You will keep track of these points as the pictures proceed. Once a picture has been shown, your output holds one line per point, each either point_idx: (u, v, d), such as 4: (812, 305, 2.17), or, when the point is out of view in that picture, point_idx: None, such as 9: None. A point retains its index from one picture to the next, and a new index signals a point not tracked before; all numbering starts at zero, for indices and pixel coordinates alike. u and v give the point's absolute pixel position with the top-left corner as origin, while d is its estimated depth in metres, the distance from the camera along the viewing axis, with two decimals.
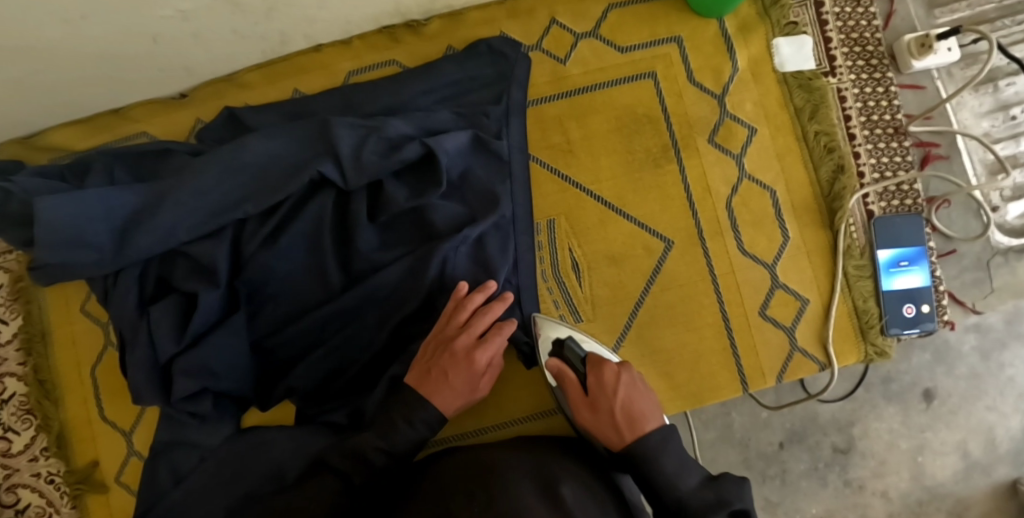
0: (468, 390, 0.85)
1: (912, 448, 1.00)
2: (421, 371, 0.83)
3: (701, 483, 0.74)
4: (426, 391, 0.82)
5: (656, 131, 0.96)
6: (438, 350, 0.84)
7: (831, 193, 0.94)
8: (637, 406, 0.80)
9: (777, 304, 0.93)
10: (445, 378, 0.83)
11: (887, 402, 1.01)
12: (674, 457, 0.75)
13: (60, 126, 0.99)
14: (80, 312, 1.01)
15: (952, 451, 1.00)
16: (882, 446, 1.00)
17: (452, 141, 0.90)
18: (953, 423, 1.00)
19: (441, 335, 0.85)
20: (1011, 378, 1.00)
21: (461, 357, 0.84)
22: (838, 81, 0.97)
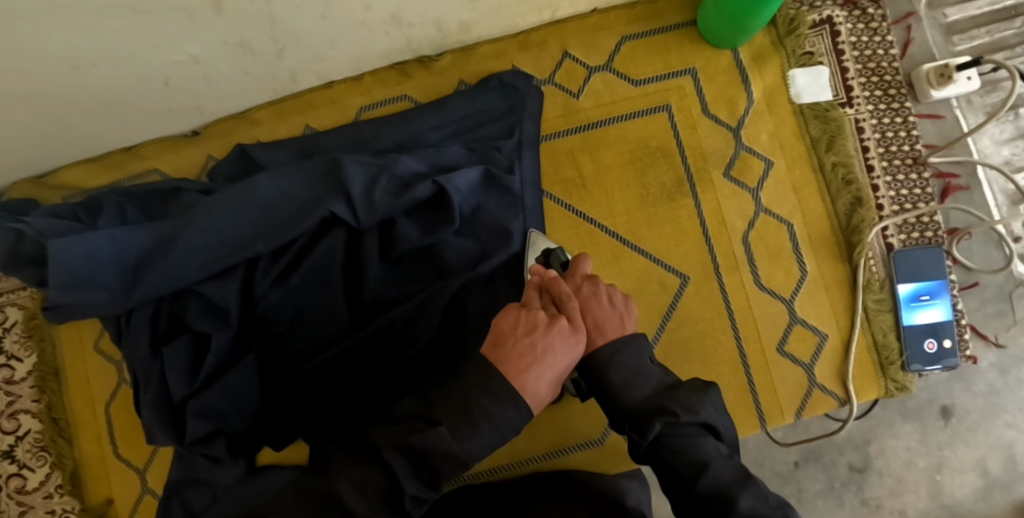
0: (554, 382, 0.73)
1: (930, 466, 0.97)
2: (516, 351, 0.72)
3: (652, 394, 0.72)
4: (526, 373, 0.71)
5: (671, 164, 0.95)
6: (535, 330, 0.73)
7: (850, 226, 0.93)
8: (605, 311, 0.76)
9: (795, 340, 0.92)
10: (545, 360, 0.72)
11: (904, 419, 0.98)
12: (625, 366, 0.73)
13: (71, 165, 0.99)
14: (94, 349, 1.01)
15: (971, 469, 0.97)
16: (900, 465, 0.98)
17: (464, 179, 0.89)
18: (972, 440, 0.97)
19: (528, 314, 0.75)
20: None
21: (563, 340, 0.74)
22: (855, 111, 0.96)
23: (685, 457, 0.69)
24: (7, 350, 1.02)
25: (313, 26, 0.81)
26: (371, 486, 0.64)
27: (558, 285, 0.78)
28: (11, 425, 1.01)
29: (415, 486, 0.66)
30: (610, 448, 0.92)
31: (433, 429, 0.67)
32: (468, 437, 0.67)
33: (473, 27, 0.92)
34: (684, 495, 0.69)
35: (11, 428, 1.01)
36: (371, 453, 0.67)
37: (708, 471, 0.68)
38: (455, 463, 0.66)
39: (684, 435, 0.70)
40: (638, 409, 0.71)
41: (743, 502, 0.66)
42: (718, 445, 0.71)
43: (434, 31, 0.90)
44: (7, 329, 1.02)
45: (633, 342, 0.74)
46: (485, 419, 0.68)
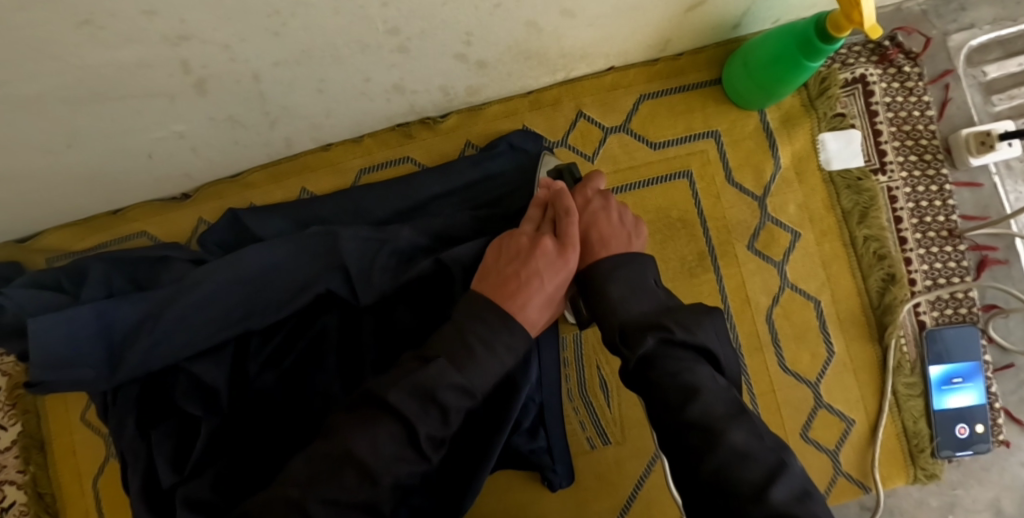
0: (545, 300, 0.71)
1: (941, 506, 0.89)
2: (503, 277, 0.71)
3: (650, 310, 0.66)
4: (513, 298, 0.69)
5: (691, 236, 0.89)
6: (519, 256, 0.72)
7: (880, 305, 0.87)
8: (602, 227, 0.74)
9: (819, 426, 0.87)
10: (533, 283, 0.70)
11: None
12: (625, 281, 0.69)
13: (55, 228, 0.92)
14: (80, 420, 0.95)
15: (985, 509, 0.89)
16: (910, 504, 0.89)
17: (465, 253, 0.82)
18: (984, 479, 0.89)
19: (515, 240, 0.74)
20: None
21: (550, 262, 0.72)
22: (888, 178, 0.89)
23: (675, 381, 0.60)
24: None
25: (307, 98, 0.75)
26: (386, 438, 0.60)
27: (560, 198, 0.76)
28: None
29: (428, 425, 0.62)
30: None
31: (432, 364, 0.63)
32: (468, 367, 0.64)
33: (481, 90, 0.86)
34: (672, 426, 0.60)
35: None
36: (374, 403, 0.62)
37: (699, 397, 0.59)
38: (460, 392, 0.63)
39: (679, 358, 0.61)
40: (632, 325, 0.65)
41: (733, 434, 0.57)
42: (718, 377, 0.61)
43: (439, 95, 0.84)
44: None
45: (628, 262, 0.70)
46: (479, 343, 0.65)
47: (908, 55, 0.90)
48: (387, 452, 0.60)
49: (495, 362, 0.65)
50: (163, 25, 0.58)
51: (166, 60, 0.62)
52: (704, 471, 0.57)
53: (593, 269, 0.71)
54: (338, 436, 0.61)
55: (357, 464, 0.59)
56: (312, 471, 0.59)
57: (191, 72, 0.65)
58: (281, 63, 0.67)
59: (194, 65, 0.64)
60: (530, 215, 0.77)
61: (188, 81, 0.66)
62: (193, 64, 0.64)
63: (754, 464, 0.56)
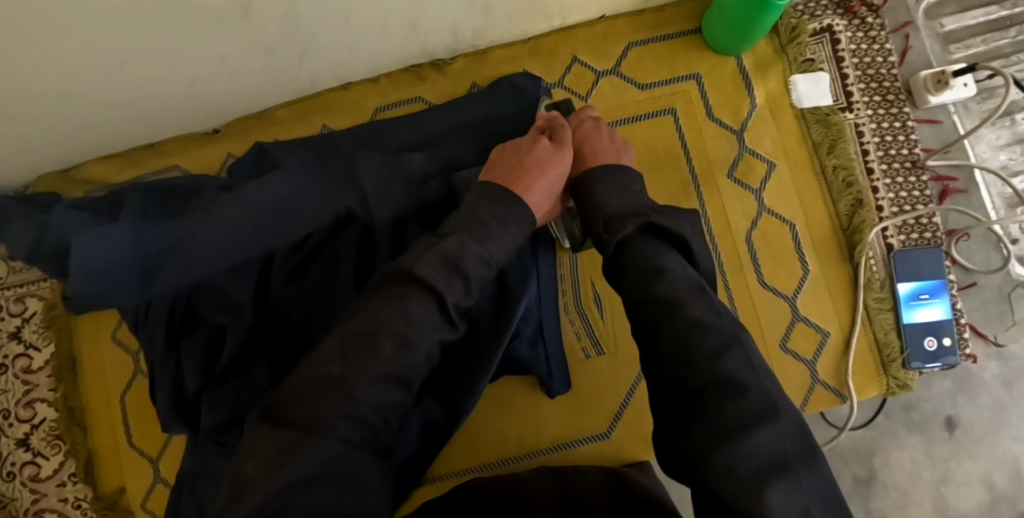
0: (545, 191, 0.83)
1: (934, 478, 0.96)
2: (511, 166, 0.82)
3: (629, 206, 0.76)
4: (518, 183, 0.81)
5: (676, 167, 0.97)
6: (523, 152, 0.84)
7: (850, 227, 0.95)
8: (598, 143, 0.86)
9: (797, 338, 0.94)
10: (536, 172, 0.82)
11: (908, 431, 0.97)
12: (612, 184, 0.80)
13: (96, 160, 1.02)
14: (111, 339, 1.02)
15: (976, 482, 0.96)
16: (904, 478, 0.97)
17: (473, 175, 0.93)
18: (976, 453, 0.96)
19: (519, 143, 0.86)
20: None
21: (549, 160, 0.84)
22: (855, 116, 0.98)
23: (646, 262, 0.69)
24: (27, 340, 1.04)
25: (334, 29, 0.85)
26: (416, 305, 0.68)
27: (557, 118, 0.88)
28: (28, 413, 1.03)
29: (454, 292, 0.70)
30: (615, 442, 0.93)
31: (451, 239, 0.72)
32: (484, 237, 0.74)
33: (486, 33, 0.96)
34: (641, 301, 0.68)
35: (27, 416, 1.03)
36: (401, 277, 0.69)
37: (666, 275, 0.68)
38: (481, 262, 0.73)
39: (650, 244, 0.71)
40: (614, 217, 0.75)
41: (692, 307, 0.66)
42: (684, 263, 0.70)
43: (449, 34, 0.94)
44: (27, 318, 1.05)
45: (616, 170, 0.82)
46: (495, 220, 0.76)
47: (870, 7, 1.00)
48: (420, 318, 0.67)
49: (506, 233, 0.76)
50: None
51: None
52: (664, 339, 0.65)
53: (587, 172, 0.83)
54: (371, 312, 0.66)
55: (393, 331, 0.66)
56: (350, 340, 0.65)
57: None
58: None
59: None
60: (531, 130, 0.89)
61: (235, 4, 0.76)
62: None
63: (708, 332, 0.64)
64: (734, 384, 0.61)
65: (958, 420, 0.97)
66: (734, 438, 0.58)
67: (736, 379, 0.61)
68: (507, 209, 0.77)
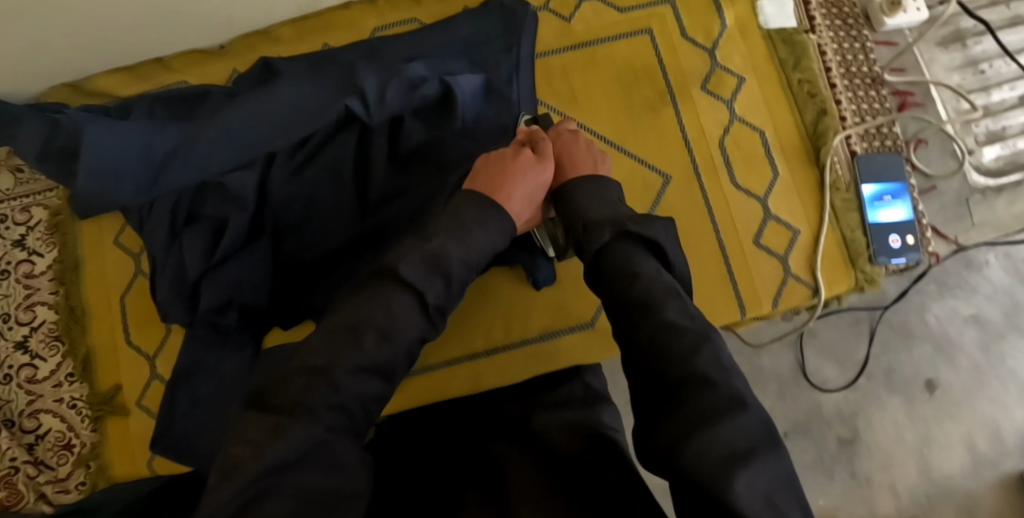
0: (525, 199, 0.81)
1: (917, 438, 1.08)
2: (492, 175, 0.80)
3: (608, 214, 0.75)
4: (499, 191, 0.79)
5: (653, 80, 1.04)
6: (506, 160, 0.82)
7: (816, 133, 1.02)
8: (578, 152, 0.85)
9: (770, 234, 0.99)
10: (518, 181, 0.80)
11: (889, 393, 1.09)
12: (592, 194, 0.79)
13: (107, 73, 1.07)
14: (113, 242, 1.06)
15: (957, 442, 1.08)
16: (891, 441, 1.08)
17: (467, 83, 0.98)
18: (955, 414, 1.08)
19: (500, 152, 0.84)
20: (1011, 369, 1.09)
21: (531, 168, 0.82)
22: (818, 37, 1.06)
23: (623, 268, 0.68)
24: (30, 247, 1.08)
25: None
26: (400, 307, 0.67)
27: (537, 131, 0.86)
28: (28, 316, 1.06)
29: (435, 293, 0.70)
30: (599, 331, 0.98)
31: (435, 242, 0.72)
32: (465, 240, 0.73)
33: None
34: (619, 303, 0.66)
35: (27, 319, 1.06)
36: (387, 278, 0.69)
37: (641, 279, 0.66)
38: (464, 265, 0.72)
39: (628, 249, 0.69)
40: (594, 223, 0.73)
41: (667, 312, 0.63)
42: (661, 268, 0.68)
43: None
44: (32, 226, 1.08)
45: (598, 181, 0.81)
46: (475, 225, 0.74)
47: None
48: (402, 317, 0.67)
49: (487, 238, 0.75)
50: None
51: None
52: (641, 337, 0.63)
53: (569, 183, 0.82)
54: (357, 307, 0.67)
55: (376, 327, 0.65)
56: (331, 336, 0.65)
57: None
58: None
59: None
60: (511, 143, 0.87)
61: None
62: None
63: (684, 334, 0.62)
64: (705, 380, 0.59)
65: (938, 383, 1.09)
66: (701, 425, 0.56)
67: (708, 376, 0.59)
68: (490, 211, 0.76)
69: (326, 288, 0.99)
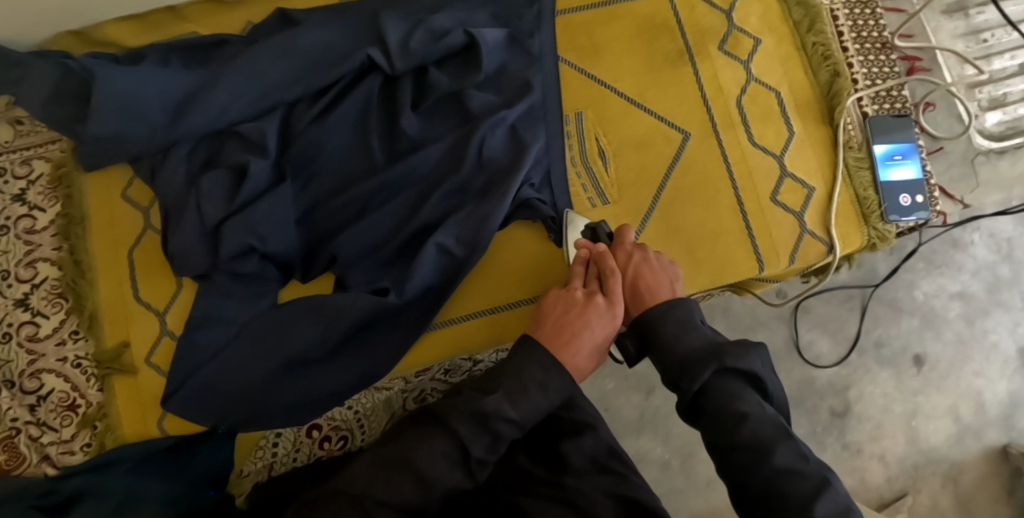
0: (597, 342, 0.81)
1: (905, 411, 1.30)
2: (558, 326, 0.81)
3: (699, 347, 0.75)
4: (568, 346, 0.80)
5: (673, 37, 1.05)
6: (573, 308, 0.83)
7: (830, 93, 1.04)
8: (650, 277, 0.84)
9: (786, 191, 1.01)
10: (583, 333, 0.81)
11: (880, 367, 1.31)
12: (677, 323, 0.78)
13: (113, 21, 1.03)
14: (121, 197, 1.02)
15: (943, 412, 1.30)
16: (877, 410, 1.30)
17: (492, 35, 0.99)
18: (943, 387, 1.31)
19: (568, 293, 0.85)
20: (995, 343, 1.32)
21: (600, 313, 0.82)
22: (830, 2, 1.08)
23: (727, 410, 0.71)
24: (31, 202, 1.04)
25: None
26: (440, 453, 0.70)
27: (603, 259, 0.87)
28: (29, 273, 1.02)
29: (480, 448, 0.71)
30: None
31: (490, 397, 0.73)
32: (522, 402, 0.73)
33: None
34: (727, 448, 0.71)
35: (28, 276, 1.02)
36: (432, 423, 0.72)
37: (749, 422, 0.70)
38: (513, 423, 0.72)
39: (729, 386, 0.72)
40: (688, 358, 0.74)
41: (779, 455, 0.69)
42: (764, 404, 0.72)
43: None
44: (31, 181, 1.04)
45: (678, 307, 0.79)
46: (535, 385, 0.74)
47: None
48: (443, 466, 0.70)
49: (546, 400, 0.74)
50: None
51: None
52: (754, 486, 0.69)
53: (642, 319, 0.80)
54: (401, 448, 0.71)
55: (418, 473, 0.69)
56: (377, 469, 0.70)
57: None
58: None
59: None
60: (575, 271, 0.89)
61: None
62: None
63: (801, 478, 0.67)
64: None
65: (925, 359, 1.31)
66: None
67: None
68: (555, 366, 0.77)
69: (349, 234, 0.95)
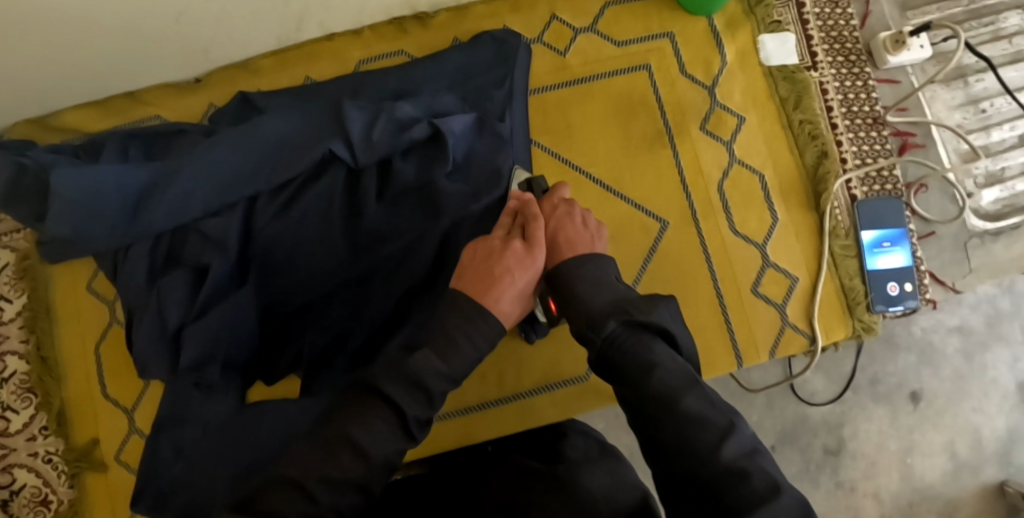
0: (519, 285, 0.74)
1: (901, 449, 1.02)
2: (479, 274, 0.73)
3: (611, 302, 0.68)
4: (488, 292, 0.71)
5: (652, 117, 1.01)
6: (492, 255, 0.75)
7: (816, 176, 0.99)
8: (572, 230, 0.77)
9: (768, 282, 0.97)
10: (504, 280, 0.73)
11: (875, 403, 1.03)
12: (589, 282, 0.71)
13: (73, 107, 1.01)
14: (87, 291, 1.01)
15: (939, 451, 1.02)
16: (871, 448, 1.03)
17: (457, 122, 0.93)
18: (939, 423, 1.03)
19: (487, 242, 0.77)
20: (994, 379, 1.03)
21: (519, 260, 0.75)
22: (819, 75, 1.03)
23: (635, 363, 0.62)
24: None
25: None
26: (382, 425, 0.61)
27: (528, 208, 0.79)
28: None
29: (416, 407, 0.63)
30: (593, 383, 0.96)
31: (417, 354, 0.65)
32: (453, 356, 0.66)
33: None
34: (637, 411, 0.61)
35: None
36: (369, 391, 0.63)
37: (658, 372, 0.61)
38: (445, 380, 0.65)
39: (639, 338, 0.64)
40: (596, 313, 0.67)
41: (687, 402, 0.59)
42: (674, 354, 0.63)
43: None
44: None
45: (594, 261, 0.73)
46: (466, 339, 0.68)
47: None
48: (383, 438, 0.61)
49: (473, 347, 0.68)
50: None
51: None
52: (663, 434, 0.59)
53: (561, 270, 0.73)
54: (336, 423, 0.61)
55: (355, 447, 0.59)
56: (311, 450, 0.59)
57: None
58: None
59: None
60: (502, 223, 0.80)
61: None
62: None
63: (708, 427, 0.58)
64: (739, 474, 0.55)
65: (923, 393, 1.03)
66: None
67: (740, 469, 0.55)
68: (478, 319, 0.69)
69: (313, 333, 0.94)
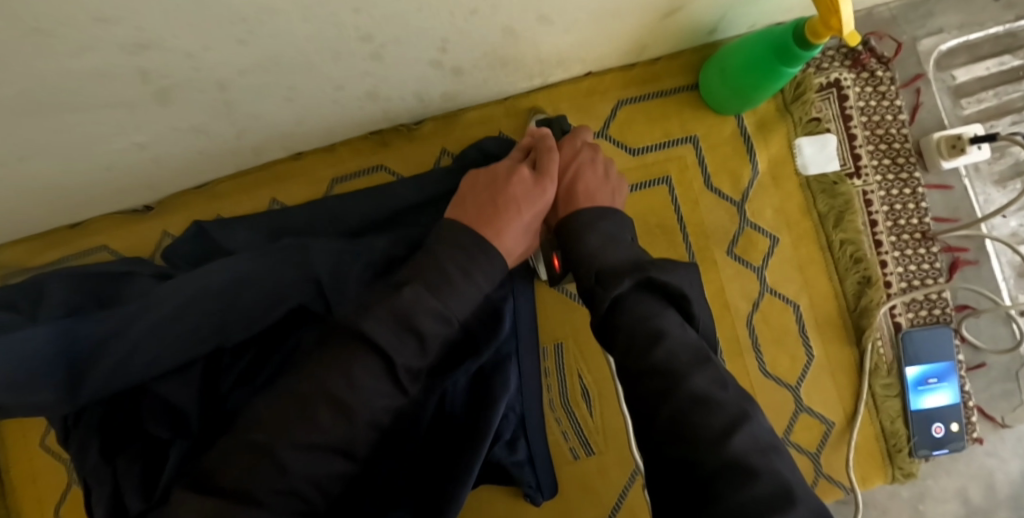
0: (525, 223, 0.71)
1: (912, 495, 0.92)
2: (484, 200, 0.70)
3: (622, 258, 0.63)
4: (492, 222, 0.68)
5: (671, 242, 0.88)
6: (498, 183, 0.72)
7: (857, 308, 0.88)
8: (590, 180, 0.73)
9: (800, 429, 0.88)
10: (510, 213, 0.69)
11: None
12: (603, 234, 0.66)
13: (8, 245, 0.87)
14: (40, 446, 0.90)
15: (952, 498, 0.92)
16: (883, 496, 0.92)
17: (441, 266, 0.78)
18: (953, 469, 0.92)
19: (496, 167, 0.74)
20: (1011, 421, 0.93)
21: (526, 190, 0.71)
22: (862, 182, 0.90)
23: (643, 326, 0.57)
24: None
25: (276, 108, 0.72)
26: (365, 373, 0.58)
27: (544, 140, 0.76)
28: None
29: (405, 356, 0.59)
30: None
31: (408, 291, 0.60)
32: (445, 293, 0.61)
33: (458, 96, 0.83)
34: (636, 376, 0.57)
35: None
36: (348, 339, 0.59)
37: (665, 343, 0.56)
38: (441, 321, 0.61)
39: (648, 303, 0.59)
40: (609, 269, 0.62)
41: (694, 380, 0.55)
42: (685, 324, 0.59)
43: (415, 102, 0.82)
44: None
45: (608, 215, 0.68)
46: (455, 269, 0.63)
47: (880, 59, 0.91)
48: (370, 387, 0.58)
49: (472, 287, 0.63)
50: (121, 34, 0.52)
51: (125, 68, 0.56)
52: (661, 417, 0.55)
53: (569, 216, 0.69)
54: (311, 374, 0.57)
55: (333, 400, 0.57)
56: (287, 411, 0.56)
57: (152, 81, 0.59)
58: (247, 71, 0.62)
59: (155, 76, 0.59)
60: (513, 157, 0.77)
61: (149, 91, 0.61)
62: (154, 75, 0.58)
63: (714, 411, 0.54)
64: (741, 467, 0.51)
65: None
66: None
67: (744, 462, 0.51)
68: (477, 255, 0.64)
69: None
